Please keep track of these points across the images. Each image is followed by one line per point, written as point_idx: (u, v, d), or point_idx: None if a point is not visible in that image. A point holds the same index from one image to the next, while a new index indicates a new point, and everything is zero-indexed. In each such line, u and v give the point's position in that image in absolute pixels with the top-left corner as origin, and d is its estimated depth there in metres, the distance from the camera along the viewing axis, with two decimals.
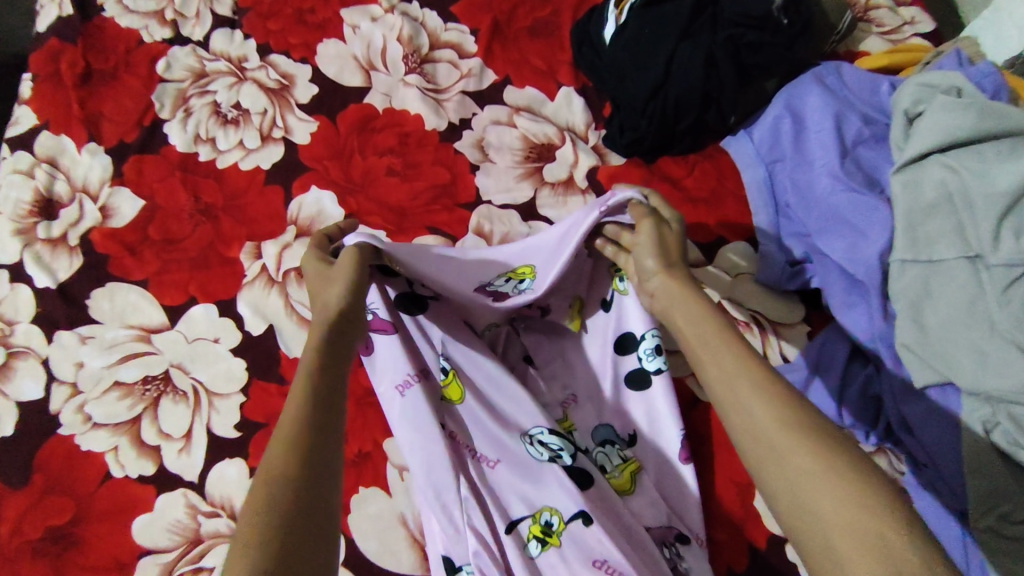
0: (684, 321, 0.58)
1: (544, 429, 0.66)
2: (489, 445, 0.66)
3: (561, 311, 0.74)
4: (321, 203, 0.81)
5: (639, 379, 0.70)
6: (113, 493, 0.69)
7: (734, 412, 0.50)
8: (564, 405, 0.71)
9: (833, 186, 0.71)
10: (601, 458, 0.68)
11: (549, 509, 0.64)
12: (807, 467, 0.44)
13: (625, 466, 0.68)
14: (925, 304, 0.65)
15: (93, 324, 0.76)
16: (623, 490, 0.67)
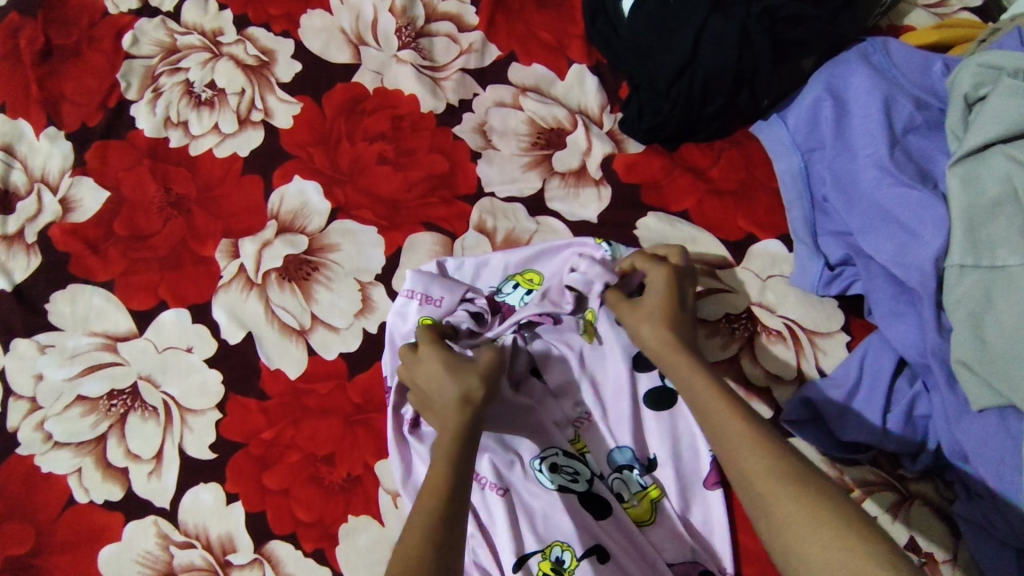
0: (670, 364, 0.54)
1: (556, 451, 0.61)
2: (493, 472, 0.60)
3: (574, 322, 0.66)
4: (305, 194, 0.73)
5: (663, 397, 0.64)
6: (76, 521, 0.62)
7: (726, 463, 0.47)
8: (577, 422, 0.64)
9: (879, 179, 0.64)
10: (619, 484, 0.62)
11: (561, 544, 0.58)
12: (800, 521, 0.41)
13: (644, 494, 0.62)
14: (985, 316, 0.57)
15: (53, 331, 0.68)
16: (641, 521, 0.61)
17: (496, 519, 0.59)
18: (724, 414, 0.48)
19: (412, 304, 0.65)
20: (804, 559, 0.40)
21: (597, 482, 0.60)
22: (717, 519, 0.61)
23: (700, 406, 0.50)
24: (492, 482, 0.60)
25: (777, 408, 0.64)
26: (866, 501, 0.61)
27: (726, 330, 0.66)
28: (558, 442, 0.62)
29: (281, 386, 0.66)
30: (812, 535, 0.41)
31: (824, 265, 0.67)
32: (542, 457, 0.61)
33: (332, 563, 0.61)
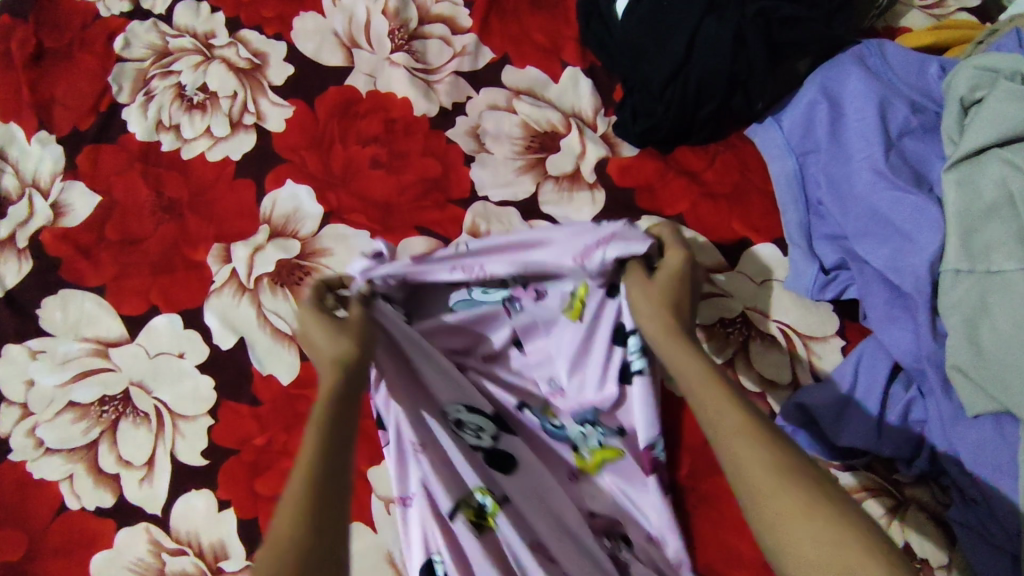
0: (671, 355, 0.53)
1: (461, 407, 0.59)
2: (413, 431, 0.58)
3: (559, 297, 0.62)
4: (297, 199, 0.72)
5: (620, 374, 0.61)
6: (68, 528, 0.62)
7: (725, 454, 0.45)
8: (548, 399, 0.63)
9: (874, 183, 0.63)
10: (538, 447, 0.62)
11: (481, 489, 0.57)
12: (797, 515, 0.40)
13: (599, 450, 0.61)
14: (982, 322, 0.57)
15: (45, 336, 0.68)
16: (588, 471, 0.61)
17: (415, 483, 0.57)
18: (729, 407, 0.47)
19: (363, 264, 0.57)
20: (798, 554, 0.39)
21: (505, 438, 0.60)
22: (640, 479, 0.61)
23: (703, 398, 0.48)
24: (412, 441, 0.58)
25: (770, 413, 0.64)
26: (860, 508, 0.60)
27: (720, 334, 0.66)
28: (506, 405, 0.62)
29: (274, 392, 0.66)
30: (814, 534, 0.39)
31: (819, 269, 0.66)
32: (454, 412, 0.59)
33: None
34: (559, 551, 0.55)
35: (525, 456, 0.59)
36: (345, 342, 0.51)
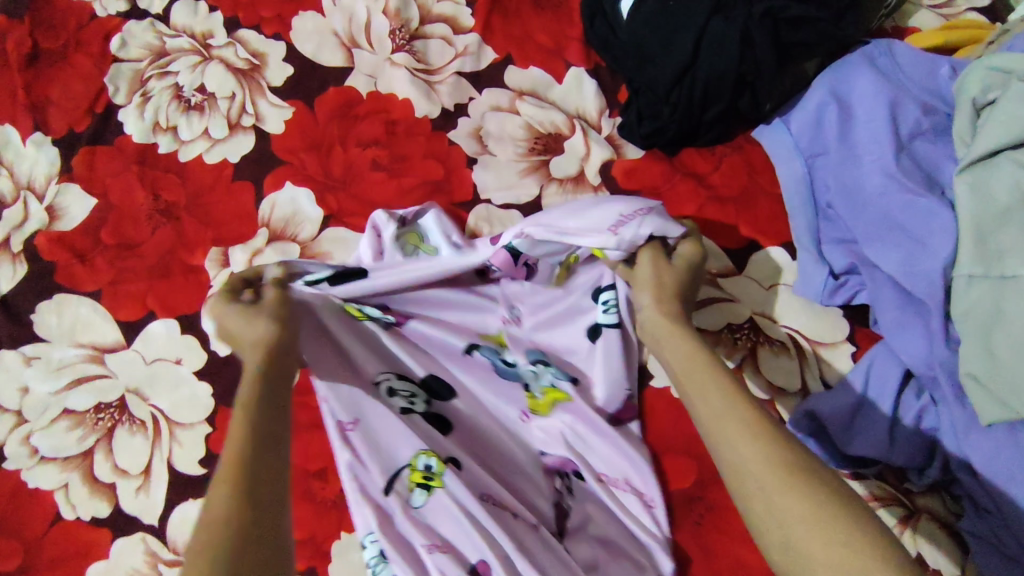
0: (672, 353, 0.52)
1: (393, 376, 0.59)
2: (344, 408, 0.57)
3: (547, 270, 0.62)
4: (296, 202, 0.71)
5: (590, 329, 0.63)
6: (63, 538, 0.61)
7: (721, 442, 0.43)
8: (502, 327, 0.63)
9: (886, 186, 0.62)
10: (480, 400, 0.61)
11: (426, 452, 0.56)
12: (796, 504, 0.39)
13: (550, 391, 0.62)
14: (995, 329, 0.55)
15: (39, 342, 0.67)
16: (537, 410, 0.61)
17: (348, 462, 0.56)
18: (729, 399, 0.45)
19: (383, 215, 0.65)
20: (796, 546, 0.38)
21: (437, 402, 0.60)
22: (588, 424, 0.61)
23: (702, 392, 0.47)
24: (339, 421, 0.57)
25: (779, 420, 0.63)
26: None
27: (728, 340, 0.65)
28: (456, 351, 0.61)
29: None
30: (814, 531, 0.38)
31: (829, 274, 0.65)
32: (385, 381, 0.59)
33: None
34: (507, 500, 0.56)
35: (458, 410, 0.60)
36: (266, 326, 0.49)
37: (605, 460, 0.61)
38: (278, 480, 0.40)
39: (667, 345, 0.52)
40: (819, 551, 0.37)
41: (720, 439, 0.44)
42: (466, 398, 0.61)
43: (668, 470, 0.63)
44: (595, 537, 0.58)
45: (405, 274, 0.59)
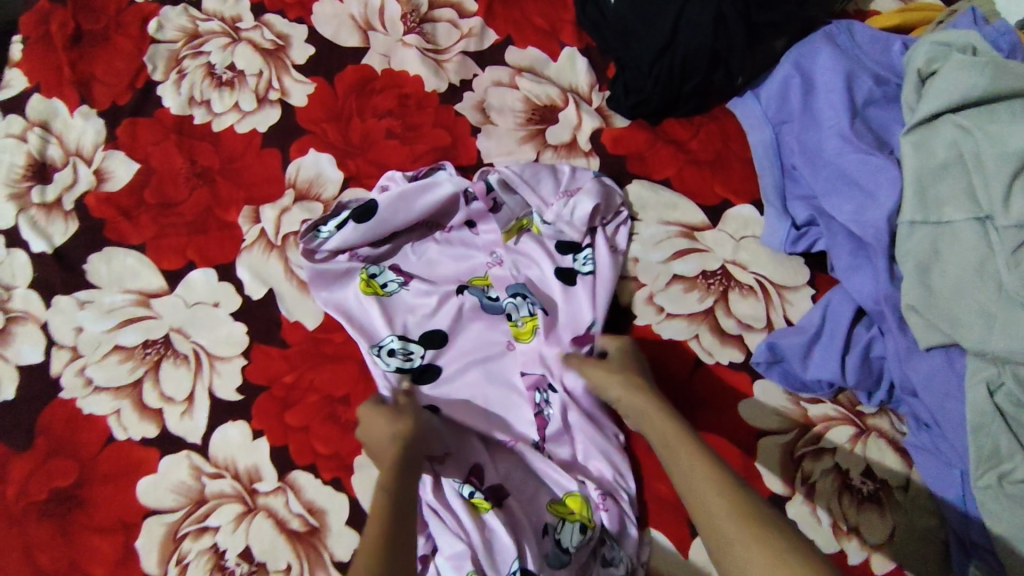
0: (651, 422, 0.60)
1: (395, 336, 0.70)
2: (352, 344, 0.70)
3: (508, 217, 0.75)
4: (319, 165, 0.79)
5: (570, 274, 0.73)
6: (117, 456, 0.69)
7: (693, 502, 0.52)
8: (489, 267, 0.74)
9: (842, 148, 0.71)
10: (466, 333, 0.72)
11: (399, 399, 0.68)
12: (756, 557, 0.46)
13: (529, 318, 0.70)
14: (933, 267, 0.64)
15: (91, 288, 0.75)
16: (521, 337, 0.70)
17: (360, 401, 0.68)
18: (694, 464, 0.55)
19: (397, 172, 0.76)
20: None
21: (433, 352, 0.70)
22: (561, 347, 0.70)
23: (675, 454, 0.56)
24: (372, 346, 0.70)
25: (748, 352, 0.71)
26: (825, 435, 0.68)
27: (703, 285, 0.73)
28: (449, 294, 0.73)
29: (301, 336, 0.73)
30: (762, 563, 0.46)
31: (791, 225, 0.73)
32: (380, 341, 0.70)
33: (346, 488, 0.68)
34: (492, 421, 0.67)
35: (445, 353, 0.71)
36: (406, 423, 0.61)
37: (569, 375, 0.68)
38: (404, 547, 0.51)
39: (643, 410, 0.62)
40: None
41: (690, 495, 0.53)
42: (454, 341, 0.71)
43: None
44: (572, 440, 0.67)
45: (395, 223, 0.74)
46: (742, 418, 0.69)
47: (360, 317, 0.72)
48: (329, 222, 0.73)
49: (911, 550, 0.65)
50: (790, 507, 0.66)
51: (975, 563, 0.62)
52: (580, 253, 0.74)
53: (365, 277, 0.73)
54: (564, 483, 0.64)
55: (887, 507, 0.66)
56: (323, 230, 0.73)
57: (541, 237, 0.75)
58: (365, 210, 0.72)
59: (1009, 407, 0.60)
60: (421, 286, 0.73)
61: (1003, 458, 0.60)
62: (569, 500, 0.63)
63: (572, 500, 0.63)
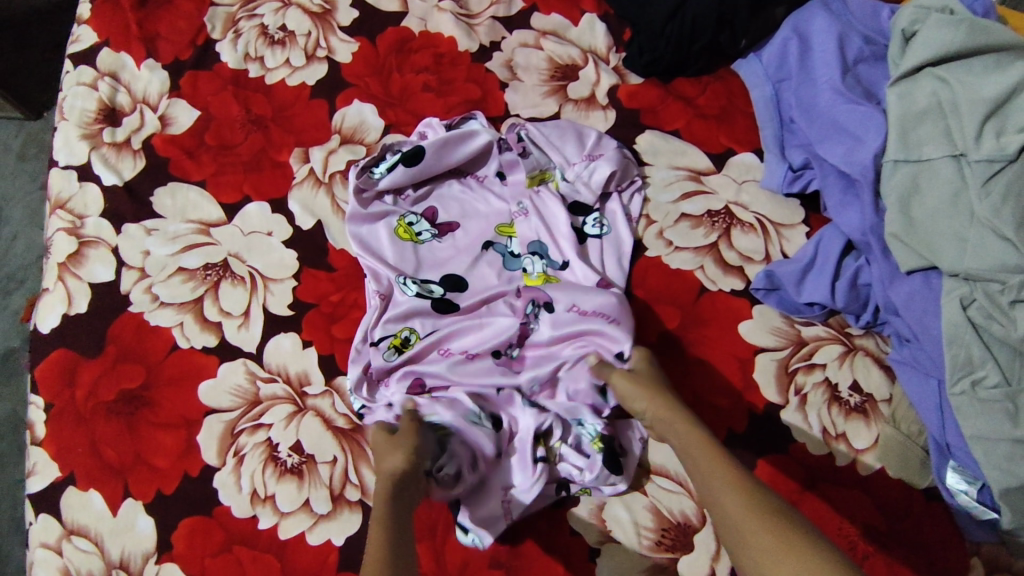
0: (662, 420, 0.67)
1: (418, 281, 0.78)
2: (377, 283, 0.78)
3: (532, 164, 0.82)
4: (363, 115, 0.88)
5: (578, 235, 0.80)
6: (180, 361, 0.77)
7: (712, 501, 0.61)
8: (513, 216, 0.82)
9: (835, 99, 0.79)
10: (486, 273, 0.79)
11: (410, 329, 0.76)
12: (766, 539, 0.55)
13: (543, 272, 0.79)
14: (913, 199, 0.72)
15: (157, 218, 0.83)
16: (533, 286, 0.78)
17: (381, 331, 0.75)
18: (726, 492, 0.60)
19: (434, 120, 0.85)
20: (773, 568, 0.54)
21: (451, 294, 0.78)
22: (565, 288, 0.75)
23: (693, 455, 0.64)
24: (379, 292, 0.77)
25: (748, 281, 0.79)
26: (817, 352, 0.76)
27: (708, 222, 0.81)
28: (475, 246, 0.81)
29: (347, 260, 0.81)
30: (770, 546, 0.55)
31: (788, 168, 0.81)
32: (413, 277, 0.78)
33: None
34: (473, 340, 0.75)
35: (465, 302, 0.77)
36: (395, 454, 0.64)
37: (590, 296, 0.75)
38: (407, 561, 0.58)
39: (675, 435, 0.66)
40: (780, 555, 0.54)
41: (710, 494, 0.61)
42: (475, 289, 0.78)
43: (657, 316, 0.77)
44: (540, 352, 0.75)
45: (427, 170, 0.82)
46: (743, 337, 0.76)
47: (382, 254, 0.79)
48: (380, 165, 0.82)
49: (896, 454, 0.72)
50: (784, 415, 0.73)
51: (953, 465, 0.69)
52: (594, 218, 0.81)
53: (402, 225, 0.81)
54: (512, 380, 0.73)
55: (873, 418, 0.73)
56: (374, 172, 0.82)
57: (557, 190, 0.82)
58: (409, 158, 0.81)
59: (980, 320, 0.67)
60: (451, 236, 0.81)
61: (976, 366, 0.67)
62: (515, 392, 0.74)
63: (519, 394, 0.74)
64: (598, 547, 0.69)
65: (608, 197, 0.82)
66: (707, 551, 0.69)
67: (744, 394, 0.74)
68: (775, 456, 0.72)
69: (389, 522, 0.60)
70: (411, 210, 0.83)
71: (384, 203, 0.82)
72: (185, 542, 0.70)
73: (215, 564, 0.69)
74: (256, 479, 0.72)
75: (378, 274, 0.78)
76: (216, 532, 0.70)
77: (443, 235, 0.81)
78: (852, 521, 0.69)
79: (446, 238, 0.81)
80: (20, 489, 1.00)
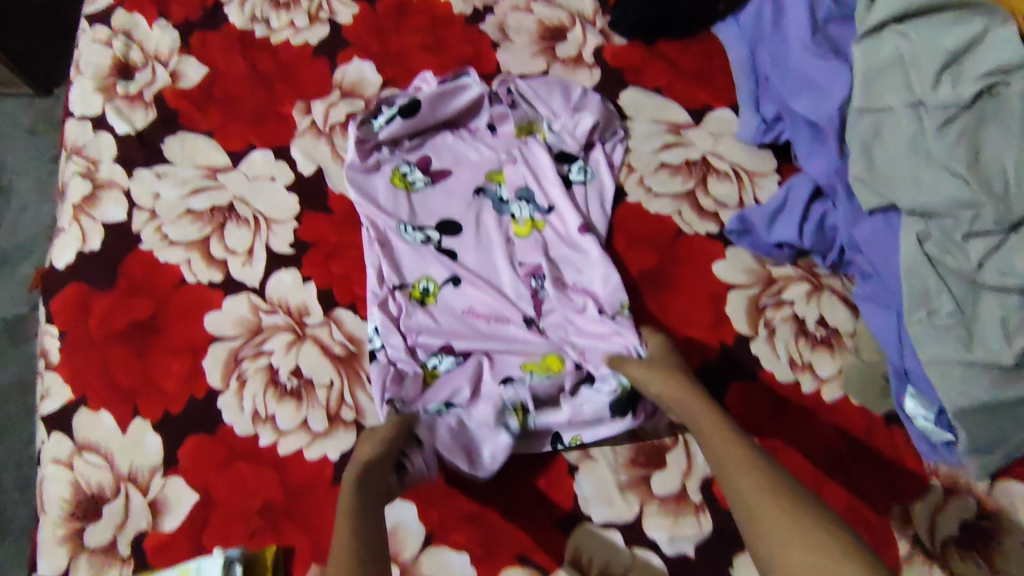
0: (679, 400, 0.68)
1: (414, 225, 0.83)
2: (376, 230, 0.82)
3: (521, 117, 0.88)
4: (362, 71, 0.93)
5: (564, 181, 0.85)
6: (187, 294, 0.82)
7: (728, 481, 0.60)
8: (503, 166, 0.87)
9: (806, 56, 0.83)
10: (479, 218, 0.84)
11: (426, 278, 0.81)
12: (778, 522, 0.55)
13: (530, 219, 0.83)
14: (874, 145, 0.77)
15: (167, 164, 0.88)
16: (520, 233, 0.83)
17: (380, 271, 0.80)
18: (741, 472, 0.60)
19: (429, 74, 0.90)
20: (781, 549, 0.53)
21: (446, 237, 0.83)
22: (558, 242, 0.82)
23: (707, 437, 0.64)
24: (374, 234, 0.82)
25: (722, 225, 0.84)
26: (785, 290, 0.81)
27: (685, 171, 0.86)
28: (468, 193, 0.85)
29: (344, 204, 0.86)
30: (784, 528, 0.54)
31: (761, 120, 0.87)
32: (412, 223, 0.83)
33: (361, 313, 0.81)
34: (490, 302, 0.79)
35: (459, 245, 0.82)
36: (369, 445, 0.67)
37: (588, 275, 0.81)
38: (376, 547, 0.58)
39: (698, 421, 0.66)
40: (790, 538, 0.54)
41: (725, 477, 0.61)
42: (469, 234, 0.83)
43: (636, 257, 0.82)
44: (558, 314, 0.79)
45: (423, 121, 0.88)
46: (715, 275, 0.81)
47: (377, 200, 0.84)
48: (379, 116, 0.86)
49: (858, 382, 0.77)
50: (753, 346, 0.78)
51: (912, 391, 0.74)
52: (578, 167, 0.86)
53: (397, 175, 0.86)
54: (531, 351, 0.77)
55: (837, 350, 0.78)
56: (374, 122, 0.87)
57: (544, 140, 0.87)
58: (406, 112, 0.86)
59: (935, 254, 0.72)
60: (444, 183, 0.86)
61: (932, 298, 0.72)
62: (545, 359, 0.76)
63: (549, 359, 0.77)
64: (576, 464, 0.74)
65: (592, 147, 0.88)
66: (678, 469, 0.74)
67: (716, 326, 0.79)
68: (743, 383, 0.77)
69: (356, 510, 0.60)
70: (406, 160, 0.87)
71: (381, 154, 0.87)
72: (190, 457, 0.75)
73: (219, 478, 0.74)
74: (258, 401, 0.77)
75: (378, 222, 0.83)
76: (219, 449, 0.75)
77: (436, 182, 0.86)
78: (815, 444, 0.74)
79: (439, 184, 0.86)
80: (30, 450, 1.02)
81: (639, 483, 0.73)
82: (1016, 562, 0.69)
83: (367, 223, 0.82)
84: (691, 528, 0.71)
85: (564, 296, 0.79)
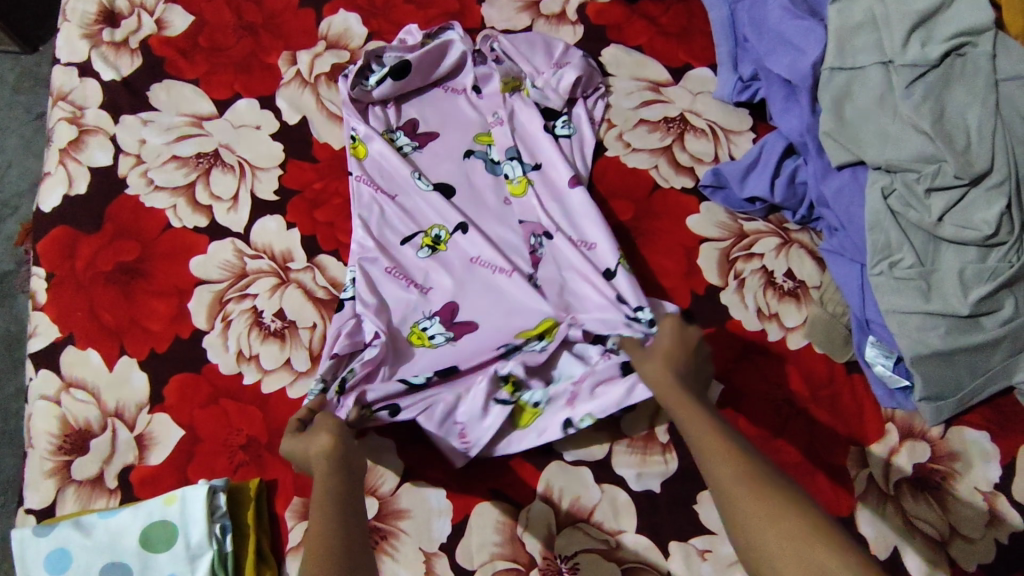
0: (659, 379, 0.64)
1: (417, 177, 0.83)
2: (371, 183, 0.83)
3: (507, 74, 0.89)
4: (347, 23, 0.94)
5: (550, 135, 0.87)
6: (173, 238, 0.84)
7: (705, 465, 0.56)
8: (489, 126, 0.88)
9: (783, 16, 0.85)
10: (468, 176, 0.85)
11: (438, 226, 0.81)
12: (756, 515, 0.52)
13: (521, 177, 0.84)
14: (845, 102, 0.79)
15: (153, 111, 0.89)
16: (515, 193, 0.83)
17: (369, 220, 0.81)
18: (719, 459, 0.55)
19: (415, 28, 0.92)
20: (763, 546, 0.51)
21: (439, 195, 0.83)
22: (549, 198, 0.83)
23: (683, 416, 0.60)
24: (367, 185, 0.83)
25: (697, 179, 0.86)
26: (757, 244, 0.83)
27: (664, 127, 0.89)
28: (457, 152, 0.86)
29: (329, 153, 0.88)
30: (764, 522, 0.51)
31: (738, 78, 0.89)
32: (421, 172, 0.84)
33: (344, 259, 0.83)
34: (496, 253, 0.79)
35: (457, 197, 0.83)
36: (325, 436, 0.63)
37: (584, 233, 0.81)
38: (356, 525, 0.57)
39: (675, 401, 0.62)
40: (770, 534, 0.51)
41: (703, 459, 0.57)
42: (463, 190, 0.84)
43: (614, 209, 0.85)
44: (557, 271, 0.80)
45: (414, 81, 0.89)
46: (689, 227, 0.84)
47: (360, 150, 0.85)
48: (371, 76, 0.88)
49: (825, 331, 0.79)
50: (723, 297, 0.81)
51: (873, 341, 0.77)
52: (562, 122, 0.88)
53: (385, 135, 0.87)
54: (527, 315, 0.77)
55: (804, 301, 0.81)
56: (367, 82, 0.88)
57: (528, 98, 0.88)
58: (395, 71, 0.86)
59: (898, 207, 0.75)
60: (430, 145, 0.87)
61: (895, 251, 0.75)
62: (539, 321, 0.76)
63: (544, 323, 0.76)
64: None
65: (574, 103, 0.89)
66: (647, 412, 0.77)
67: (688, 276, 0.82)
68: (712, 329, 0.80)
69: (336, 498, 0.58)
70: (397, 120, 0.89)
71: (376, 113, 0.89)
72: (176, 394, 0.77)
73: (203, 415, 0.76)
74: (242, 341, 0.79)
75: (371, 176, 0.83)
76: (204, 387, 0.77)
77: (423, 146, 0.87)
78: (780, 388, 0.77)
79: (426, 148, 0.87)
80: (17, 399, 1.03)
81: (609, 424, 0.76)
82: (964, 501, 0.73)
83: (355, 176, 0.83)
84: (657, 466, 0.74)
85: (565, 254, 0.80)
